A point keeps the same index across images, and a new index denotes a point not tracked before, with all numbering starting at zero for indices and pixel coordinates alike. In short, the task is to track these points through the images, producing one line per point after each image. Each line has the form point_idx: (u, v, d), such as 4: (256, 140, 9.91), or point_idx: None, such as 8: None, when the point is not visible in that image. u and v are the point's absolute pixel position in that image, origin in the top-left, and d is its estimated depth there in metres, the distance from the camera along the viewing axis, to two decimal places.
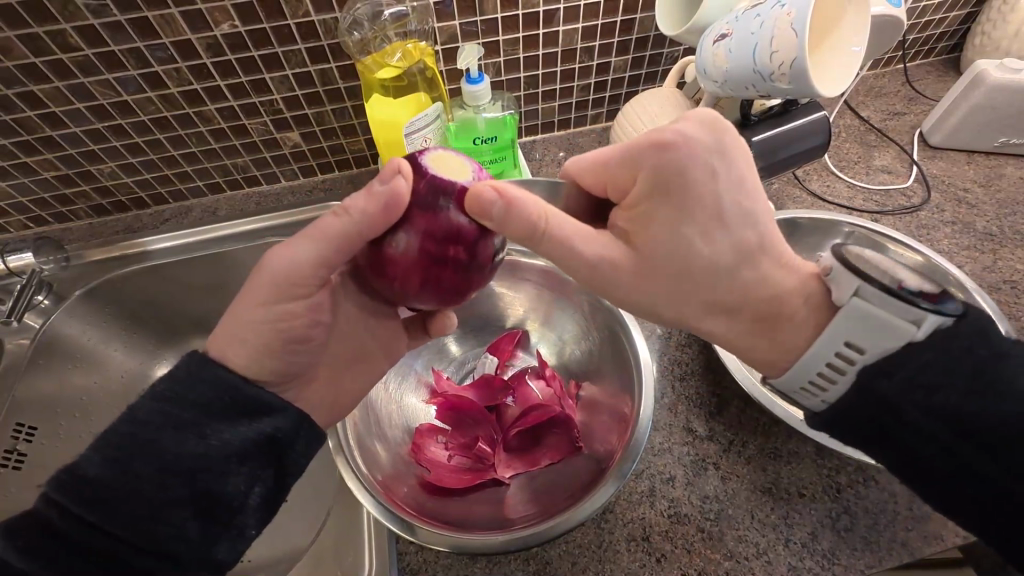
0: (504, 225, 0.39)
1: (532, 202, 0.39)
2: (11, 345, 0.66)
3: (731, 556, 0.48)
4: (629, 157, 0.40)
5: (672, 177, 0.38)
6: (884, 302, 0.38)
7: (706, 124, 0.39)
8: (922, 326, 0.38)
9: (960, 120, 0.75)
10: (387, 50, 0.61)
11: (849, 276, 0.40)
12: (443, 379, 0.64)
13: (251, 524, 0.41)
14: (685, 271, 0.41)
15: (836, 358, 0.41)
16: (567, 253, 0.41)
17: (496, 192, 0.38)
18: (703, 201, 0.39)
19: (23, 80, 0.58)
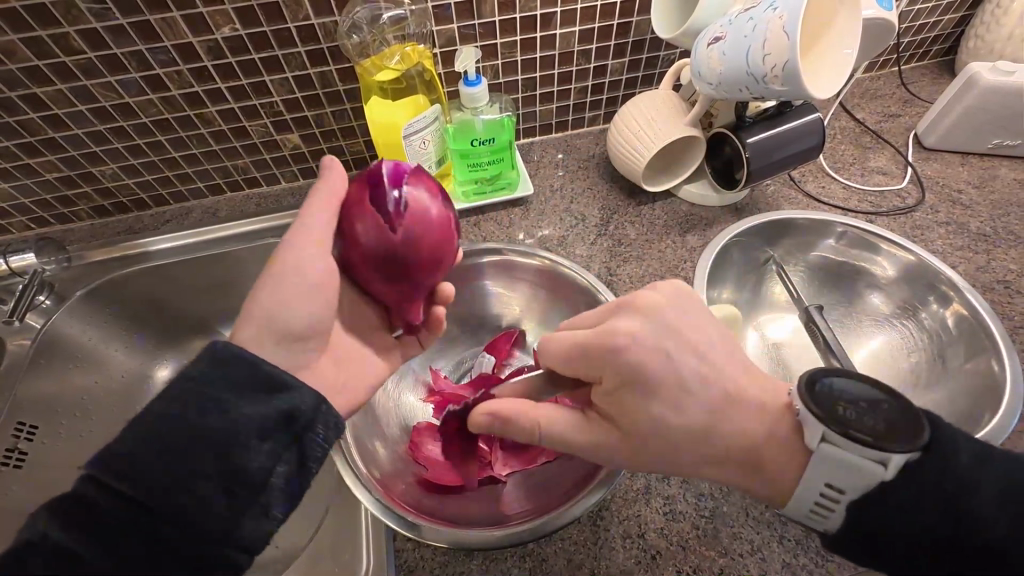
0: (508, 435, 0.45)
1: (523, 412, 0.45)
2: (13, 345, 0.66)
3: (726, 553, 0.48)
4: (588, 355, 0.42)
5: (634, 377, 0.40)
6: (854, 448, 0.36)
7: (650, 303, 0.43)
8: (890, 466, 0.36)
9: (953, 123, 0.75)
10: (386, 53, 0.62)
11: (814, 422, 0.38)
12: (441, 377, 0.65)
13: (276, 504, 0.40)
14: (663, 434, 0.41)
15: (823, 497, 0.39)
16: (565, 443, 0.44)
17: (488, 411, 0.45)
18: (665, 375, 0.40)
19: (26, 83, 0.58)
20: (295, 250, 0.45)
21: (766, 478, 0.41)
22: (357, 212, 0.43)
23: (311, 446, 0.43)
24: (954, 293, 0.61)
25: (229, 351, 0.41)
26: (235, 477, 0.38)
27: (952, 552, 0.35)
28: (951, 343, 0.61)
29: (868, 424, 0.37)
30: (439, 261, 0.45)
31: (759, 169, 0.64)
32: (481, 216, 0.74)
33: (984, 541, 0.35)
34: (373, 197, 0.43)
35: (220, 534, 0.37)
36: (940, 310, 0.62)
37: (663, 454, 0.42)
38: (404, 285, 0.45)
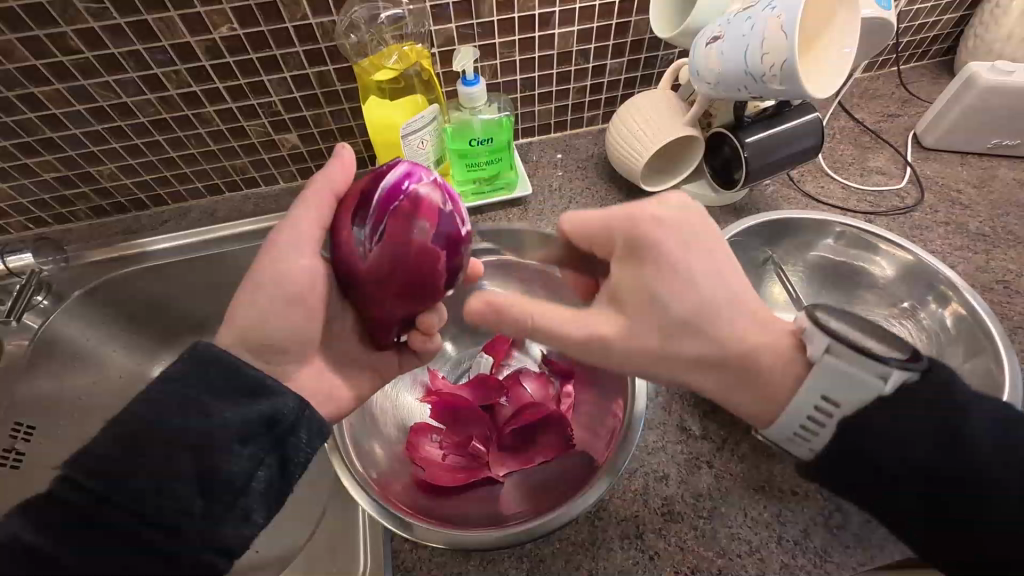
0: (502, 324, 0.45)
1: (521, 307, 0.45)
2: (11, 345, 0.65)
3: (723, 553, 0.48)
4: (607, 227, 0.47)
5: (640, 248, 0.44)
6: (858, 362, 0.38)
7: (670, 209, 0.45)
8: (889, 382, 0.38)
9: (953, 122, 0.75)
10: (384, 53, 0.62)
11: (820, 335, 0.40)
12: (438, 377, 0.64)
13: (257, 510, 0.41)
14: (660, 321, 0.42)
15: (817, 411, 0.41)
16: (559, 337, 0.44)
17: (486, 303, 0.45)
18: (674, 263, 0.42)
19: (23, 83, 0.58)
20: (278, 254, 0.48)
21: (760, 387, 0.43)
22: (344, 219, 0.43)
23: (295, 451, 0.43)
24: (953, 293, 0.61)
25: (210, 354, 0.43)
26: (218, 478, 0.39)
27: (939, 478, 0.38)
28: (950, 343, 0.60)
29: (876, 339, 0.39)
30: (414, 291, 0.43)
31: (756, 169, 0.64)
32: (479, 216, 0.74)
33: (971, 464, 0.37)
34: (360, 207, 0.42)
35: (201, 536, 0.38)
36: (939, 310, 0.62)
37: (655, 354, 0.43)
38: (373, 306, 0.45)
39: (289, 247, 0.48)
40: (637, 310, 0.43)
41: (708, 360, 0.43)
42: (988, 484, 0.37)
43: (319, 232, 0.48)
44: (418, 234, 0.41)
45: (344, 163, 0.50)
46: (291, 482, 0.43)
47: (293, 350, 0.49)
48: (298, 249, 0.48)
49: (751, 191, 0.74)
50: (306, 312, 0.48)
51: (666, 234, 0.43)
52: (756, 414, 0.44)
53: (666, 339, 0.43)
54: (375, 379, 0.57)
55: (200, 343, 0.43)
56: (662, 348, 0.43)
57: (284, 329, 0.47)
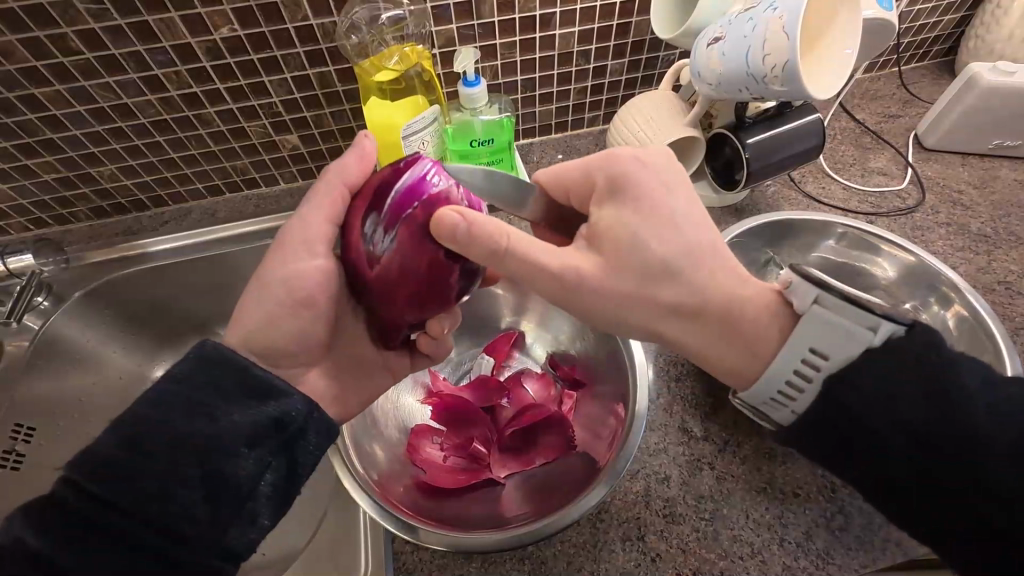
0: (466, 250, 0.40)
1: (489, 221, 0.41)
2: (11, 346, 0.66)
3: (725, 555, 0.48)
4: (587, 171, 0.45)
5: (622, 189, 0.43)
6: (847, 312, 0.39)
7: (655, 158, 0.45)
8: (879, 333, 0.38)
9: (954, 123, 0.75)
10: (385, 54, 0.61)
11: (809, 285, 0.41)
12: (439, 379, 0.64)
13: (264, 514, 0.41)
14: (640, 264, 0.41)
15: (803, 365, 0.41)
16: (528, 265, 0.42)
17: (458, 213, 0.40)
18: (657, 207, 0.42)
19: (24, 84, 0.58)
20: (288, 256, 0.48)
21: (742, 342, 0.43)
22: (358, 216, 0.43)
23: (303, 453, 0.44)
24: (955, 295, 0.61)
25: (220, 355, 0.42)
26: (223, 482, 0.39)
27: (933, 443, 0.37)
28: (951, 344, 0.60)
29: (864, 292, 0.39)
30: (422, 296, 0.43)
31: (756, 170, 0.64)
32: None
33: (967, 429, 0.36)
34: (374, 205, 0.42)
35: (207, 539, 0.38)
36: (941, 312, 0.62)
37: (633, 292, 0.42)
38: (381, 308, 0.45)
39: (299, 251, 0.47)
40: (615, 252, 0.42)
41: (685, 307, 0.43)
42: (984, 449, 0.35)
43: (329, 228, 0.48)
44: (431, 241, 0.41)
45: (358, 154, 0.49)
46: (297, 484, 0.43)
47: (295, 350, 0.49)
48: (307, 250, 0.47)
49: (752, 192, 0.74)
50: (308, 312, 0.48)
51: (649, 181, 0.43)
52: (739, 373, 0.45)
53: (648, 284, 0.42)
54: (376, 379, 0.57)
55: (209, 341, 0.43)
56: (641, 291, 0.42)
57: (286, 330, 0.47)
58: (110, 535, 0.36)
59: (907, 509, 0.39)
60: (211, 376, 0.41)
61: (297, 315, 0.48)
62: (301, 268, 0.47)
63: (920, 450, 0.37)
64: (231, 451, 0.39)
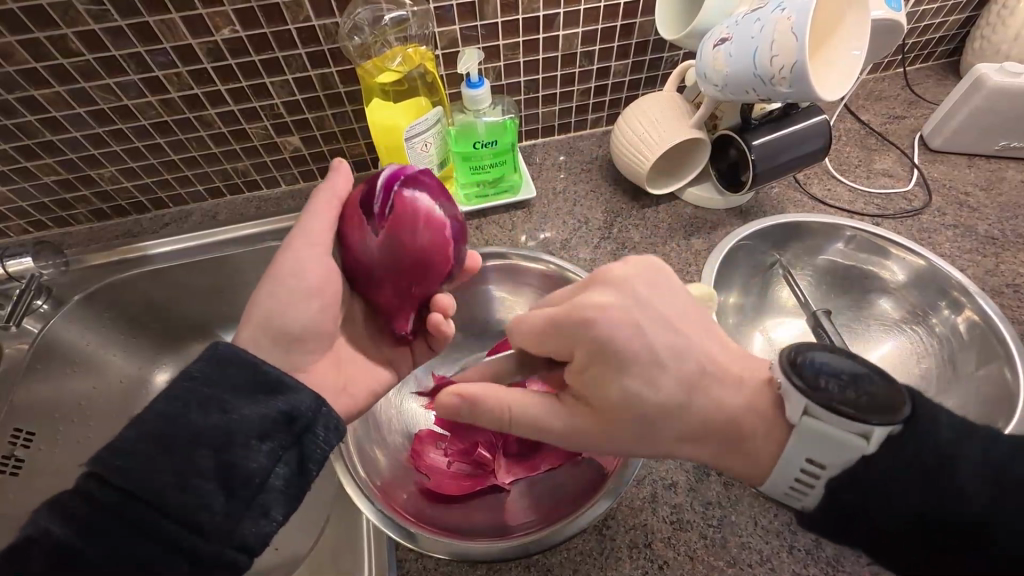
0: (473, 420, 0.44)
1: (493, 393, 0.44)
2: (11, 349, 0.65)
3: (734, 562, 0.47)
4: (561, 338, 0.41)
5: (606, 349, 0.40)
6: (835, 421, 0.37)
7: (629, 283, 0.42)
8: (871, 441, 0.36)
9: (960, 124, 0.75)
10: (387, 55, 0.61)
11: (796, 396, 0.38)
12: (443, 383, 0.63)
13: (276, 507, 0.39)
14: (641, 416, 0.41)
15: (802, 473, 0.39)
16: (538, 428, 0.43)
17: (457, 395, 0.43)
18: (645, 348, 0.40)
19: (24, 85, 0.58)
20: (295, 259, 0.47)
21: (743, 457, 0.42)
22: (352, 226, 0.45)
23: (312, 446, 0.42)
24: (966, 299, 0.61)
25: (232, 353, 0.42)
26: (235, 474, 0.38)
27: (938, 493, 0.35)
28: (963, 349, 0.60)
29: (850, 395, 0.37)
30: (427, 275, 0.46)
31: (762, 172, 0.63)
32: (483, 219, 0.73)
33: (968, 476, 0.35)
34: (361, 207, 0.45)
35: (220, 533, 0.37)
36: (951, 316, 0.62)
37: (643, 432, 0.42)
38: (390, 295, 0.47)
39: (308, 248, 0.47)
40: (607, 406, 0.41)
41: (690, 433, 0.42)
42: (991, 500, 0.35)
43: (327, 235, 0.48)
44: (426, 213, 0.44)
45: (342, 172, 0.50)
46: (311, 478, 0.42)
47: (301, 346, 0.47)
48: None
49: (756, 193, 0.73)
50: (315, 316, 0.48)
51: (617, 317, 0.40)
52: (743, 471, 0.43)
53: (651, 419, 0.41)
54: None
55: (221, 343, 0.43)
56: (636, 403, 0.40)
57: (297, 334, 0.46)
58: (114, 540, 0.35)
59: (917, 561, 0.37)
60: (222, 377, 0.41)
61: (297, 318, 0.47)
62: (308, 267, 0.47)
63: (928, 496, 0.35)
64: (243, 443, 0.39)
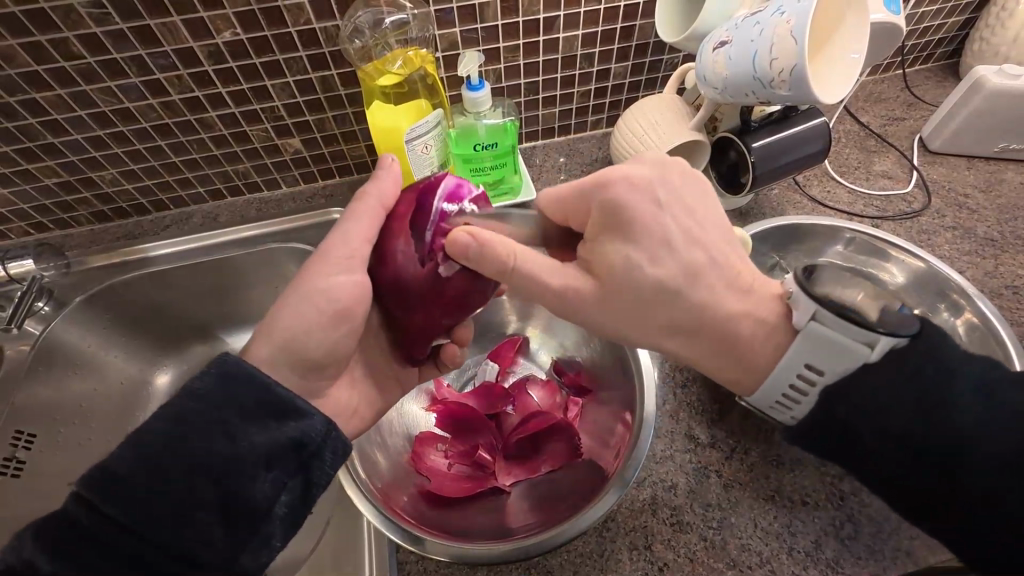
0: (480, 266, 0.42)
1: (502, 242, 0.42)
2: (12, 351, 0.65)
3: (733, 564, 0.47)
4: (580, 198, 0.44)
5: (616, 210, 0.42)
6: (841, 327, 0.39)
7: (644, 176, 0.43)
8: (876, 349, 0.39)
9: (959, 126, 0.75)
10: (388, 58, 0.61)
11: (807, 301, 0.41)
12: (444, 388, 0.65)
13: (276, 536, 0.40)
14: (637, 289, 0.42)
15: (799, 379, 0.43)
16: (535, 283, 0.43)
17: (469, 234, 0.42)
18: (651, 226, 0.42)
19: (25, 88, 0.58)
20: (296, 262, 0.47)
21: (738, 369, 0.46)
22: (401, 243, 0.45)
23: (319, 473, 0.43)
24: (965, 301, 0.61)
25: (241, 371, 0.41)
26: (240, 504, 0.39)
27: (921, 462, 0.38)
28: (962, 351, 0.60)
29: (856, 307, 0.40)
30: (465, 298, 0.47)
31: (761, 176, 0.64)
32: None
33: (953, 448, 0.37)
34: (419, 216, 0.45)
35: (223, 563, 0.38)
36: (951, 318, 0.62)
37: (631, 313, 0.44)
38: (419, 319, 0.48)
39: (318, 259, 0.46)
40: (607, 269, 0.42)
41: (682, 324, 0.44)
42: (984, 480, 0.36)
43: (366, 248, 0.46)
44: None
45: (392, 174, 0.48)
46: (313, 504, 0.43)
47: (322, 366, 0.48)
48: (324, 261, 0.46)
49: (756, 194, 0.74)
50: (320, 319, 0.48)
51: (637, 189, 0.43)
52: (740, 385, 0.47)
53: (645, 308, 0.43)
54: (382, 385, 0.56)
55: (229, 355, 0.42)
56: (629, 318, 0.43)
57: (306, 342, 0.46)
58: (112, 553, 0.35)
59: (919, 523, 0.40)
60: (223, 382, 0.41)
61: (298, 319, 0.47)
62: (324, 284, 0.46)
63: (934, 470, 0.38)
64: (250, 474, 0.39)
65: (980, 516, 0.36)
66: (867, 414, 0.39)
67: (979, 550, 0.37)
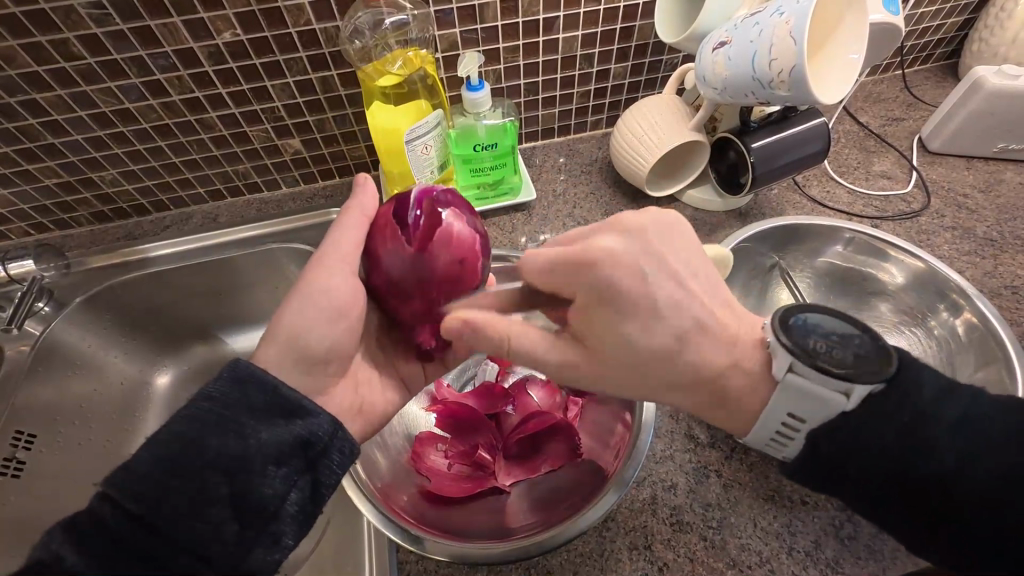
0: (475, 345, 0.44)
1: (496, 324, 0.43)
2: (12, 352, 0.65)
3: (733, 564, 0.47)
4: (565, 275, 0.41)
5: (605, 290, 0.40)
6: (817, 379, 0.40)
7: (634, 230, 0.42)
8: (852, 397, 0.39)
9: (957, 127, 0.75)
10: (388, 59, 0.61)
11: (783, 353, 0.41)
12: (444, 387, 0.64)
13: (287, 533, 0.40)
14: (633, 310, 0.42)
15: (784, 425, 0.43)
16: (533, 359, 0.45)
17: (460, 320, 0.43)
18: (643, 295, 0.40)
19: (26, 89, 0.58)
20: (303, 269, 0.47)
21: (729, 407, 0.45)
22: (385, 257, 0.46)
23: (327, 473, 0.43)
24: (964, 301, 0.61)
25: (252, 373, 0.42)
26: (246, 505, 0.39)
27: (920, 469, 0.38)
28: (961, 351, 0.60)
29: (835, 353, 0.40)
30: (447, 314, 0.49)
31: (761, 175, 0.64)
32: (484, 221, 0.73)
33: (943, 455, 0.37)
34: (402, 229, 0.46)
35: (231, 560, 0.38)
36: (949, 318, 0.62)
37: None
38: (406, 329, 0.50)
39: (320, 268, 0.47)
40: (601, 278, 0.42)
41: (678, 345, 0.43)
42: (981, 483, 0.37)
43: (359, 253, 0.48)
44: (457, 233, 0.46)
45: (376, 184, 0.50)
46: (322, 504, 0.42)
47: (327, 359, 0.47)
48: (326, 265, 0.47)
49: (755, 195, 0.74)
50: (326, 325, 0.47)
51: (622, 269, 0.39)
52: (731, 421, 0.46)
53: None
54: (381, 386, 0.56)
55: (240, 359, 0.42)
56: None
57: (309, 348, 0.46)
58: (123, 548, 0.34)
59: (919, 532, 0.39)
60: (223, 384, 0.41)
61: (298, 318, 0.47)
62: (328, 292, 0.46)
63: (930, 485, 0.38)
64: (260, 472, 0.39)
65: (983, 519, 0.37)
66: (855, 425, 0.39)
67: (976, 550, 0.37)
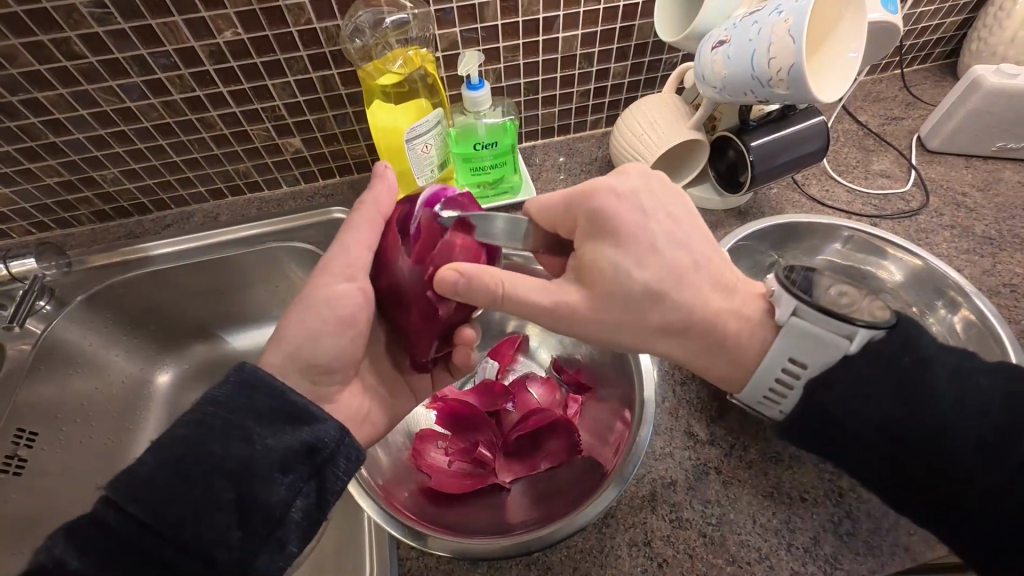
0: (468, 297, 0.43)
1: (490, 274, 0.43)
2: (13, 350, 0.65)
3: (733, 561, 0.48)
4: (564, 210, 0.46)
5: (600, 222, 0.44)
6: (821, 321, 0.41)
7: (633, 184, 0.45)
8: (855, 341, 0.40)
9: (956, 126, 0.75)
10: (388, 58, 0.62)
11: (788, 297, 0.42)
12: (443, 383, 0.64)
13: (292, 540, 0.40)
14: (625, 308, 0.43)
15: (783, 373, 0.44)
16: (527, 308, 0.45)
17: (455, 270, 0.43)
18: (637, 233, 0.43)
19: (27, 88, 0.58)
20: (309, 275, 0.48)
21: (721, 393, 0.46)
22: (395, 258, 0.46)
23: (333, 480, 0.43)
24: (962, 298, 0.61)
25: (259, 379, 0.43)
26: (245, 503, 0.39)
27: (920, 457, 0.39)
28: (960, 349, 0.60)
29: (833, 303, 0.42)
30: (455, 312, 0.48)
31: (761, 174, 0.64)
32: None
33: (945, 444, 0.38)
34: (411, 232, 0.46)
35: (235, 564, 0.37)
36: (947, 315, 0.62)
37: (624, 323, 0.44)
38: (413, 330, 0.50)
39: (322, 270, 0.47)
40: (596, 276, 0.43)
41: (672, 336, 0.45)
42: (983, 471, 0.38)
43: (367, 254, 0.48)
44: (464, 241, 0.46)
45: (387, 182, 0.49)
46: (327, 511, 0.43)
47: (326, 357, 0.47)
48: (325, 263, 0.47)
49: (755, 193, 0.74)
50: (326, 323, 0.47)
51: (625, 200, 0.44)
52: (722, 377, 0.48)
53: (637, 308, 0.44)
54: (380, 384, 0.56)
55: (247, 364, 0.43)
56: (626, 318, 0.44)
57: (315, 350, 0.47)
58: (129, 547, 0.35)
59: (921, 516, 0.40)
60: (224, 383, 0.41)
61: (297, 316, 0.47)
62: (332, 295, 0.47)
63: (930, 472, 0.39)
64: (266, 477, 0.39)
65: (985, 507, 0.37)
66: (860, 416, 0.40)
67: (977, 534, 0.38)
